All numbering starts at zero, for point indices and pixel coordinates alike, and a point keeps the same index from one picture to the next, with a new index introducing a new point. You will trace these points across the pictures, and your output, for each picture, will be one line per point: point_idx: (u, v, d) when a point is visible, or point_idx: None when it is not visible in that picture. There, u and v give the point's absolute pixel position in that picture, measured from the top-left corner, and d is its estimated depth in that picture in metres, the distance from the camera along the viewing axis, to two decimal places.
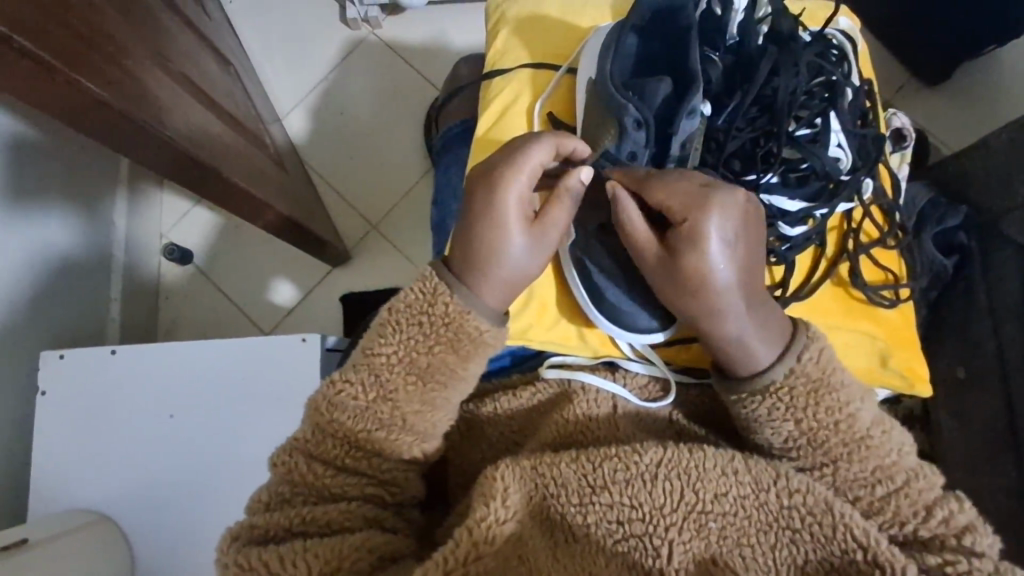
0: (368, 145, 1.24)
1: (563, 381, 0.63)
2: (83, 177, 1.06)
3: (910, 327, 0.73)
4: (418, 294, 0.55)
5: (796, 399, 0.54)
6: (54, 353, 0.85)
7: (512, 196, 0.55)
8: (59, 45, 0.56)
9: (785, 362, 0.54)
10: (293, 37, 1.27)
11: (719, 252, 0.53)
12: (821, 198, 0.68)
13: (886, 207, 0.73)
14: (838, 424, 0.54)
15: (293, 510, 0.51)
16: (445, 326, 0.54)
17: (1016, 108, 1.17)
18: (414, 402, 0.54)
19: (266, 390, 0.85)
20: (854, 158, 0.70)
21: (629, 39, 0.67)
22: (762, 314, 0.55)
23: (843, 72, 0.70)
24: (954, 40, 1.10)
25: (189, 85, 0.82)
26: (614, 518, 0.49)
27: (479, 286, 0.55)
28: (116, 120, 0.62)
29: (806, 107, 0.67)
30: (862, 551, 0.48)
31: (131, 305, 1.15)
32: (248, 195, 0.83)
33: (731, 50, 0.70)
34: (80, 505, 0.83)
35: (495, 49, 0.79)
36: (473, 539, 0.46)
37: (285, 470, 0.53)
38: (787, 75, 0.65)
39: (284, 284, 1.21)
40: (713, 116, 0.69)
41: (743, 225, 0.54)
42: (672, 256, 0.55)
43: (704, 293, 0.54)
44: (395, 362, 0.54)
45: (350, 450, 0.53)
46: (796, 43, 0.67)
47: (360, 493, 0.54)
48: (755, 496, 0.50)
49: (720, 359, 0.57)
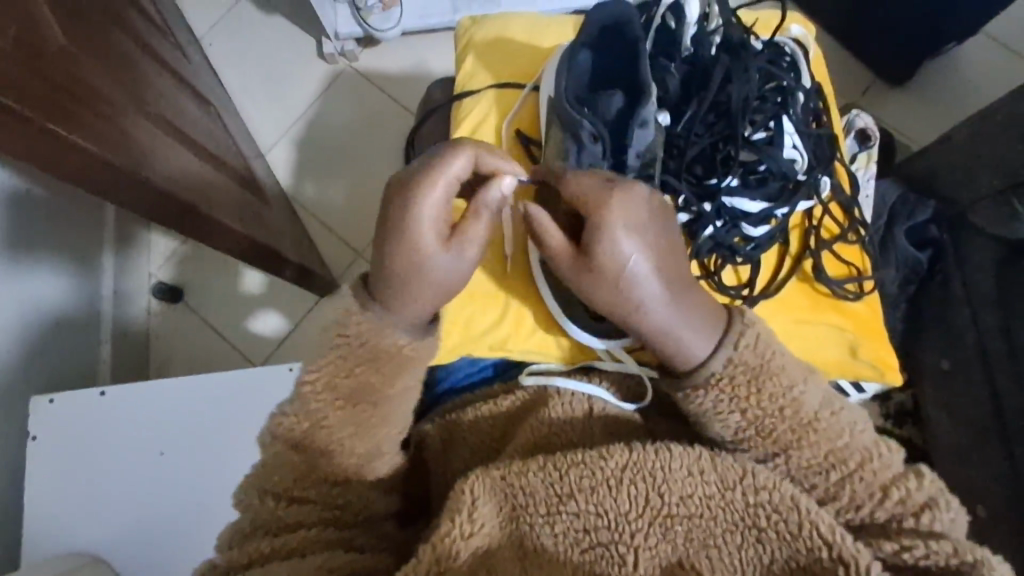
0: (349, 172, 1.26)
1: (540, 387, 0.64)
2: (71, 224, 1.08)
3: (878, 318, 0.74)
4: (336, 316, 0.54)
5: (736, 387, 0.55)
6: (43, 397, 0.86)
7: (424, 209, 0.50)
8: (37, 97, 0.58)
9: (722, 353, 0.56)
10: (271, 73, 1.30)
11: (626, 249, 0.51)
12: (782, 198, 0.70)
13: (845, 203, 0.75)
14: (783, 410, 0.55)
15: (254, 544, 0.53)
16: (361, 346, 0.54)
17: (980, 101, 1.21)
18: (348, 426, 0.55)
19: (256, 421, 0.87)
20: (810, 159, 0.71)
21: (581, 55, 0.68)
22: (686, 304, 0.55)
23: (794, 78, 0.72)
24: (912, 40, 1.13)
25: (170, 128, 0.85)
26: (580, 526, 0.50)
27: (395, 304, 0.53)
28: (95, 165, 0.64)
29: (760, 111, 0.69)
30: (827, 548, 0.49)
31: (121, 347, 1.16)
32: (230, 229, 0.85)
33: (686, 60, 0.71)
34: (71, 549, 0.82)
35: (464, 72, 0.82)
36: (435, 556, 0.48)
37: (246, 508, 0.55)
38: (739, 83, 0.67)
39: (271, 315, 1.22)
40: (672, 124, 0.70)
41: (648, 217, 0.52)
42: (587, 258, 0.52)
43: (619, 288, 0.53)
44: (321, 387, 0.55)
45: (299, 479, 0.56)
46: (747, 51, 0.69)
47: (319, 519, 0.56)
48: (721, 495, 0.51)
49: (657, 352, 0.57)
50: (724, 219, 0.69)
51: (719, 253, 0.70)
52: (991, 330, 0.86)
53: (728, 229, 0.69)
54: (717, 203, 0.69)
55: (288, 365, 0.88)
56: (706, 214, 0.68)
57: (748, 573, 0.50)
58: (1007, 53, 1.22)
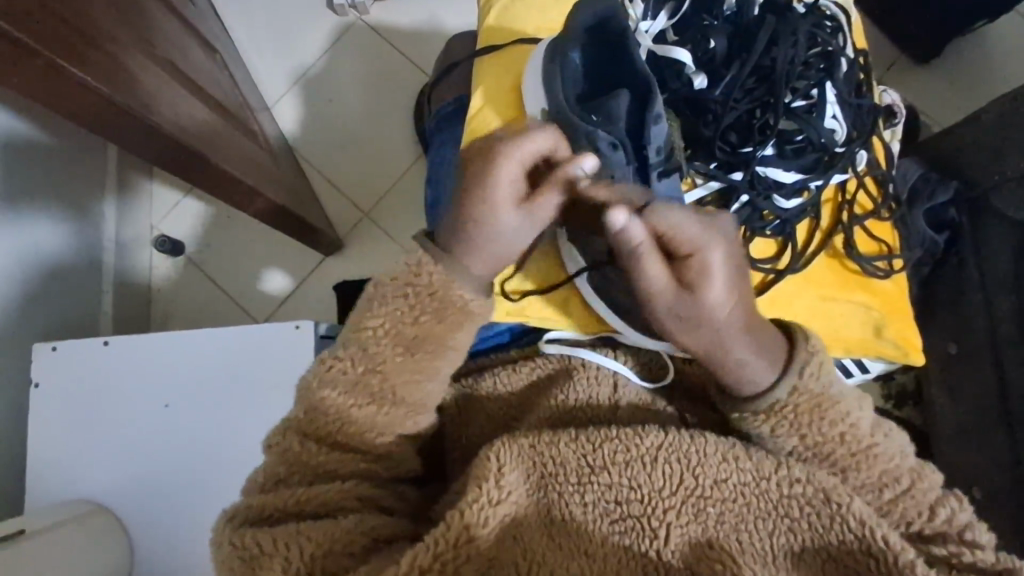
0: (363, 128, 1.23)
1: (563, 357, 0.63)
2: (70, 170, 1.05)
3: (904, 297, 0.74)
4: (404, 267, 0.54)
5: (799, 415, 0.54)
6: (46, 344, 0.85)
7: (507, 170, 0.51)
8: (40, 30, 0.55)
9: (789, 380, 0.54)
10: (278, 22, 1.26)
11: (720, 287, 0.50)
12: (817, 170, 0.69)
13: (880, 178, 0.74)
14: (842, 436, 0.54)
15: (289, 490, 0.53)
16: (431, 297, 0.54)
17: (1004, 84, 1.18)
18: (405, 374, 0.55)
19: (259, 378, 0.85)
20: (849, 129, 0.70)
21: (573, 55, 0.64)
22: (754, 326, 0.53)
23: (838, 43, 0.70)
24: (946, 12, 1.09)
25: (180, 76, 0.82)
26: (612, 498, 0.51)
27: (468, 257, 0.54)
28: (101, 105, 0.61)
29: (803, 78, 0.68)
30: (859, 541, 0.49)
31: (123, 298, 1.14)
32: (236, 181, 0.82)
33: (728, 20, 0.70)
34: (81, 496, 0.83)
35: (488, 27, 0.78)
36: (464, 523, 0.48)
37: (279, 450, 0.55)
38: (785, 46, 0.66)
39: (274, 273, 1.20)
40: (710, 88, 0.68)
41: (738, 254, 0.52)
42: (686, 294, 0.51)
43: (714, 323, 0.52)
44: (382, 334, 0.54)
45: (341, 425, 0.55)
46: (794, 15, 0.68)
47: (359, 470, 0.56)
48: (755, 483, 0.51)
49: (723, 380, 0.55)
50: (757, 190, 0.68)
51: (749, 225, 0.69)
52: (1005, 318, 0.86)
53: (762, 199, 0.68)
54: (751, 173, 0.67)
55: (295, 323, 0.86)
56: (738, 184, 0.67)
57: (779, 557, 0.50)
58: None
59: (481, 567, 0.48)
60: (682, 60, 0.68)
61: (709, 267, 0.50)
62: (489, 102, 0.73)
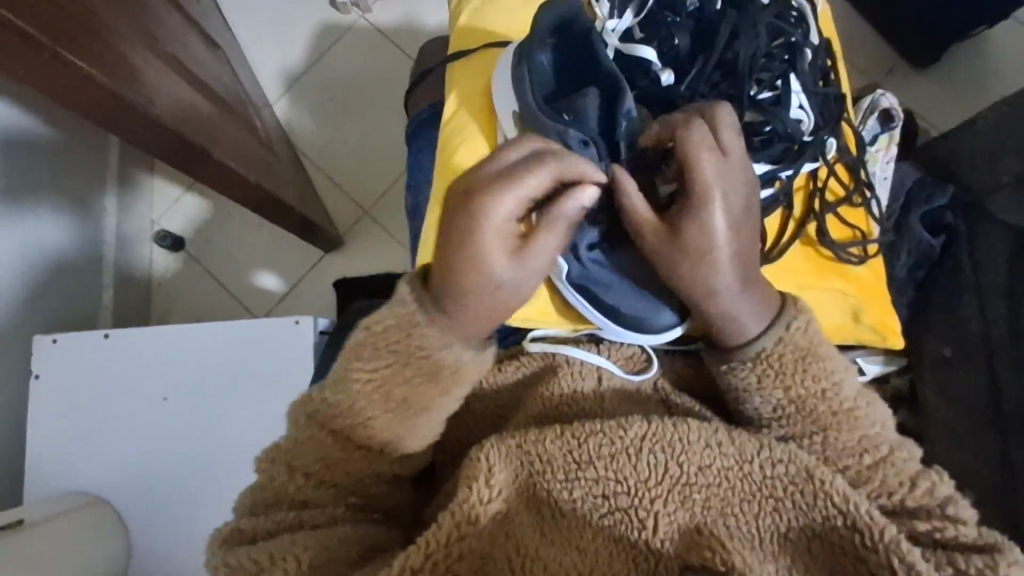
0: (358, 125, 1.24)
1: (548, 355, 0.64)
2: (73, 164, 1.06)
3: (880, 280, 0.72)
4: (396, 322, 0.55)
5: (783, 364, 0.57)
6: (47, 336, 0.85)
7: (495, 224, 0.53)
8: (45, 22, 0.56)
9: (775, 329, 0.58)
10: (280, 19, 1.26)
11: (720, 231, 0.56)
12: (787, 159, 0.65)
13: (852, 164, 0.70)
14: (824, 392, 0.57)
15: (282, 514, 0.54)
16: (422, 357, 0.55)
17: (1004, 89, 1.19)
18: (395, 427, 0.55)
19: (257, 372, 0.85)
20: (817, 118, 0.67)
21: (539, 57, 0.64)
22: (749, 276, 0.58)
23: (802, 33, 0.67)
24: (946, 17, 1.10)
25: (182, 72, 0.82)
26: (600, 492, 0.51)
27: (462, 313, 0.55)
28: (104, 98, 0.62)
29: (767, 70, 0.64)
30: (842, 517, 0.49)
31: (123, 292, 1.15)
32: (237, 176, 0.83)
33: (691, 16, 0.66)
34: (79, 487, 0.84)
35: (461, 34, 0.77)
36: (455, 521, 0.48)
37: (265, 475, 0.55)
38: (747, 39, 0.63)
39: (271, 271, 1.21)
40: (675, 84, 0.65)
41: (745, 206, 0.57)
42: (681, 233, 0.57)
43: (706, 267, 0.57)
44: (372, 390, 0.55)
45: (337, 461, 0.55)
46: (754, 5, 0.64)
47: (352, 503, 0.56)
48: (738, 467, 0.52)
49: (712, 331, 0.60)
50: None
51: None
52: (999, 319, 0.87)
53: None
54: None
55: (294, 318, 0.86)
56: None
57: (766, 539, 0.50)
58: None
59: (476, 563, 0.49)
60: (648, 58, 0.65)
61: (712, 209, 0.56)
62: (461, 107, 0.72)
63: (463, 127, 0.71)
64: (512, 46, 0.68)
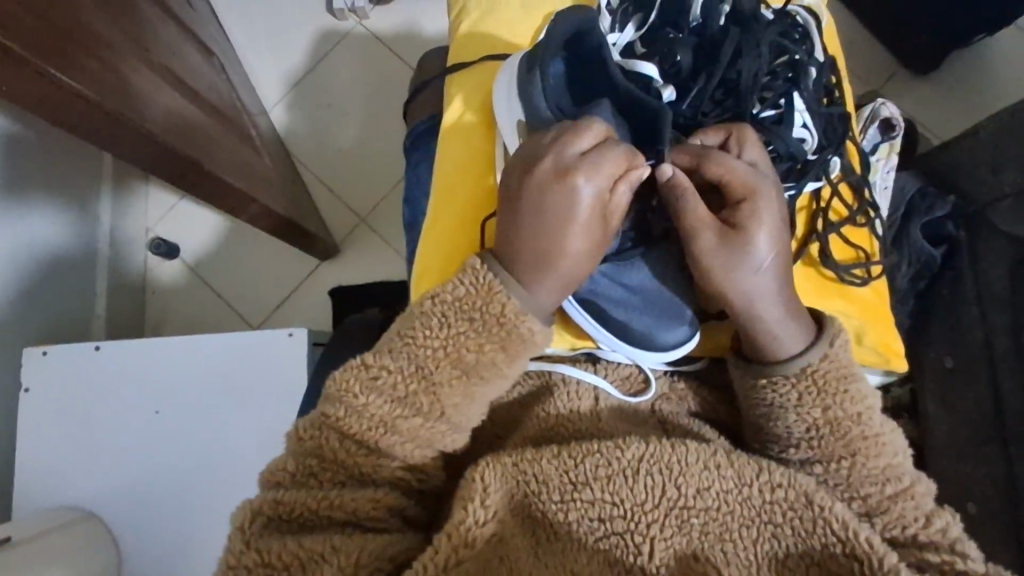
0: (356, 134, 1.23)
1: (543, 373, 0.63)
2: (66, 173, 1.05)
3: (884, 303, 0.71)
4: (471, 289, 0.55)
5: (827, 381, 0.56)
6: (38, 349, 0.84)
7: (587, 191, 0.54)
8: (31, 37, 0.54)
9: (819, 346, 0.56)
10: (277, 26, 1.25)
11: (764, 238, 0.56)
12: (789, 178, 0.64)
13: (855, 184, 0.69)
14: (861, 415, 0.55)
15: (322, 491, 0.53)
16: (500, 325, 0.55)
17: (1004, 97, 1.18)
18: (455, 395, 0.55)
19: (250, 385, 0.84)
20: (821, 138, 0.65)
21: (551, 69, 0.61)
22: (790, 293, 0.57)
23: (806, 51, 0.65)
24: (946, 27, 1.09)
25: (174, 80, 0.81)
26: (596, 515, 0.50)
27: (537, 285, 0.56)
28: (92, 112, 0.61)
29: (770, 87, 0.63)
30: (841, 545, 0.48)
31: (118, 301, 1.13)
32: (231, 186, 0.82)
33: (694, 32, 0.64)
34: (69, 502, 0.83)
35: (458, 45, 0.75)
36: (453, 544, 0.48)
37: (313, 444, 0.54)
38: (750, 57, 0.61)
39: (268, 280, 1.20)
40: (677, 101, 0.64)
41: (784, 219, 0.58)
42: (728, 239, 0.56)
43: (750, 275, 0.55)
44: (443, 356, 0.55)
45: (355, 449, 0.53)
46: (758, 23, 0.63)
47: (393, 478, 0.55)
48: (738, 490, 0.51)
49: (750, 349, 0.58)
50: None
51: None
52: (1002, 332, 0.85)
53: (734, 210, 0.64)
54: None
55: (289, 330, 0.85)
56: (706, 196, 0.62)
57: (764, 567, 0.49)
58: None
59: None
60: (648, 74, 0.62)
61: (755, 213, 0.56)
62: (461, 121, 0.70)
63: (455, 140, 0.70)
64: (518, 57, 0.65)
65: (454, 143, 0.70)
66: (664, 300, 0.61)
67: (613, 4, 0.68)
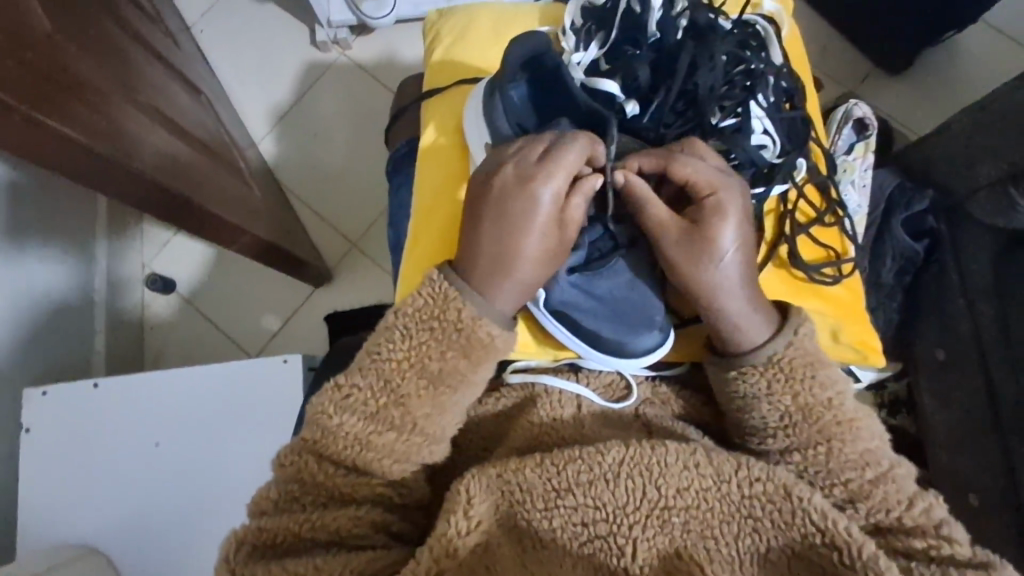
0: (343, 162, 1.25)
1: (527, 386, 0.64)
2: (62, 216, 1.07)
3: (859, 300, 0.72)
4: (429, 300, 0.56)
5: (793, 368, 0.57)
6: (36, 390, 0.85)
7: (546, 193, 0.57)
8: (20, 86, 0.57)
9: (784, 336, 0.57)
10: (263, 61, 1.29)
11: (729, 233, 0.57)
12: (755, 183, 0.66)
13: (820, 185, 0.71)
14: (831, 400, 0.56)
15: (302, 515, 0.54)
16: (457, 332, 0.56)
17: (977, 91, 1.20)
18: (425, 405, 0.56)
19: (246, 412, 0.86)
20: (783, 142, 0.67)
21: (512, 92, 0.64)
22: (752, 287, 0.58)
23: (764, 59, 0.67)
24: (914, 26, 1.12)
25: (162, 119, 0.84)
26: (579, 519, 0.51)
27: (494, 291, 0.57)
28: (78, 154, 0.62)
29: (728, 97, 0.64)
30: (819, 535, 0.49)
31: (117, 338, 1.15)
32: (221, 219, 0.84)
33: (653, 47, 0.66)
34: (69, 539, 0.83)
35: (432, 73, 0.78)
36: (435, 556, 0.49)
37: (293, 470, 0.55)
38: (705, 70, 0.63)
39: (263, 309, 1.21)
40: (639, 115, 0.66)
41: (748, 216, 0.59)
42: (694, 235, 0.57)
43: (716, 269, 0.57)
44: (406, 367, 0.56)
45: (348, 475, 0.55)
46: (713, 34, 0.65)
47: (372, 493, 0.56)
48: (717, 488, 0.51)
49: (719, 341, 0.59)
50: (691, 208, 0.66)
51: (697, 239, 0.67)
52: (987, 319, 0.85)
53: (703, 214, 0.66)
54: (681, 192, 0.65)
55: (283, 357, 0.87)
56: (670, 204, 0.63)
57: (745, 562, 0.50)
58: (1007, 43, 1.21)
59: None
60: (610, 90, 0.64)
61: (721, 210, 0.57)
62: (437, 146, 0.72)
63: (432, 164, 0.72)
64: (483, 82, 0.68)
65: (431, 167, 0.72)
66: (635, 306, 0.62)
67: (578, 24, 0.70)
